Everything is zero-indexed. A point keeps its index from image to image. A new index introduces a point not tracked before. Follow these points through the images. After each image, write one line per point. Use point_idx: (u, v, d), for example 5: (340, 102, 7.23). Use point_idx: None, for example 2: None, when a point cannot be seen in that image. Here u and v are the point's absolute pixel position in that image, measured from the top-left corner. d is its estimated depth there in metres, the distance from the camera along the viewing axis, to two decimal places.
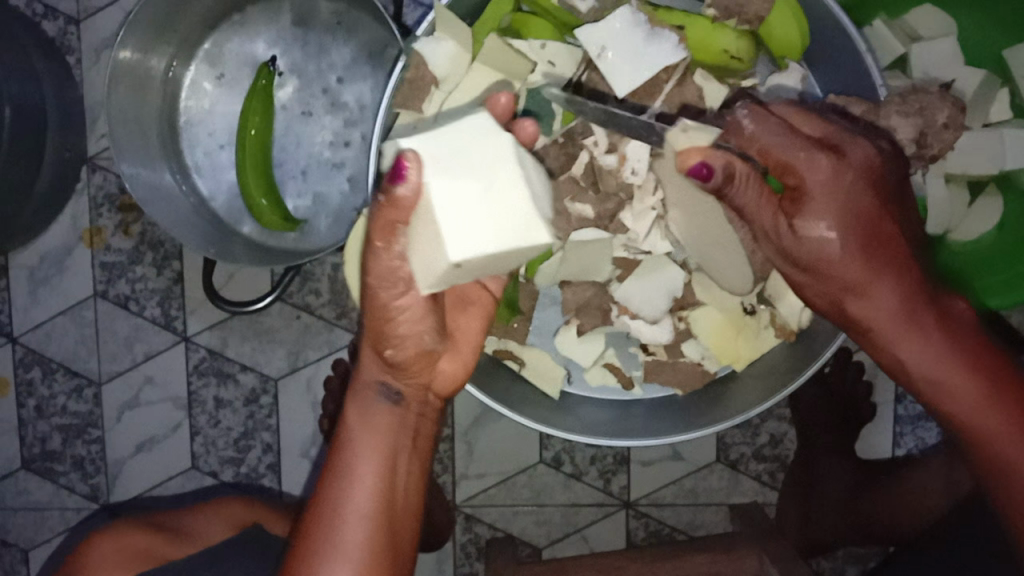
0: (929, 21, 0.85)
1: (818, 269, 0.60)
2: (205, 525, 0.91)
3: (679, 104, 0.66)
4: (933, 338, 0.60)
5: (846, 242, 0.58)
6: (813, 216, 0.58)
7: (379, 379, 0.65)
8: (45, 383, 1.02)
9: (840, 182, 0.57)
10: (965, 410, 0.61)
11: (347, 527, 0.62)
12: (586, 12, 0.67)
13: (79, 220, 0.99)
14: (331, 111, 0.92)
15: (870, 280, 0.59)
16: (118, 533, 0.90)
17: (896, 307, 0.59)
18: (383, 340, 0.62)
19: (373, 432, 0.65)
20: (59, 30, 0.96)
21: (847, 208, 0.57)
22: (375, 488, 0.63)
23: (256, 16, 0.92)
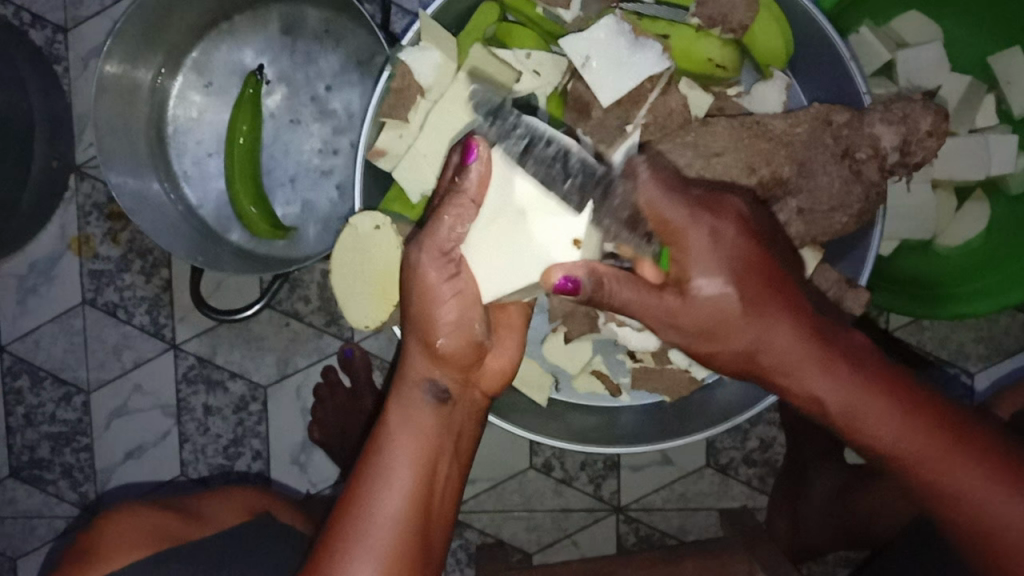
0: (916, 26, 0.86)
1: (722, 326, 0.56)
2: (221, 513, 0.84)
3: (664, 114, 0.66)
4: (854, 377, 0.57)
5: (733, 294, 0.55)
6: (700, 272, 0.55)
7: (423, 381, 0.62)
8: (34, 391, 1.01)
9: (717, 235, 0.55)
10: (902, 443, 0.57)
11: (373, 535, 0.57)
12: (572, 22, 0.66)
13: (68, 228, 0.99)
14: (319, 118, 0.92)
15: (772, 329, 0.56)
16: (133, 514, 0.81)
17: (804, 359, 0.56)
18: (432, 331, 0.59)
19: (411, 433, 0.60)
20: (47, 38, 0.96)
21: (730, 259, 0.55)
22: (407, 495, 0.59)
23: (244, 23, 0.92)
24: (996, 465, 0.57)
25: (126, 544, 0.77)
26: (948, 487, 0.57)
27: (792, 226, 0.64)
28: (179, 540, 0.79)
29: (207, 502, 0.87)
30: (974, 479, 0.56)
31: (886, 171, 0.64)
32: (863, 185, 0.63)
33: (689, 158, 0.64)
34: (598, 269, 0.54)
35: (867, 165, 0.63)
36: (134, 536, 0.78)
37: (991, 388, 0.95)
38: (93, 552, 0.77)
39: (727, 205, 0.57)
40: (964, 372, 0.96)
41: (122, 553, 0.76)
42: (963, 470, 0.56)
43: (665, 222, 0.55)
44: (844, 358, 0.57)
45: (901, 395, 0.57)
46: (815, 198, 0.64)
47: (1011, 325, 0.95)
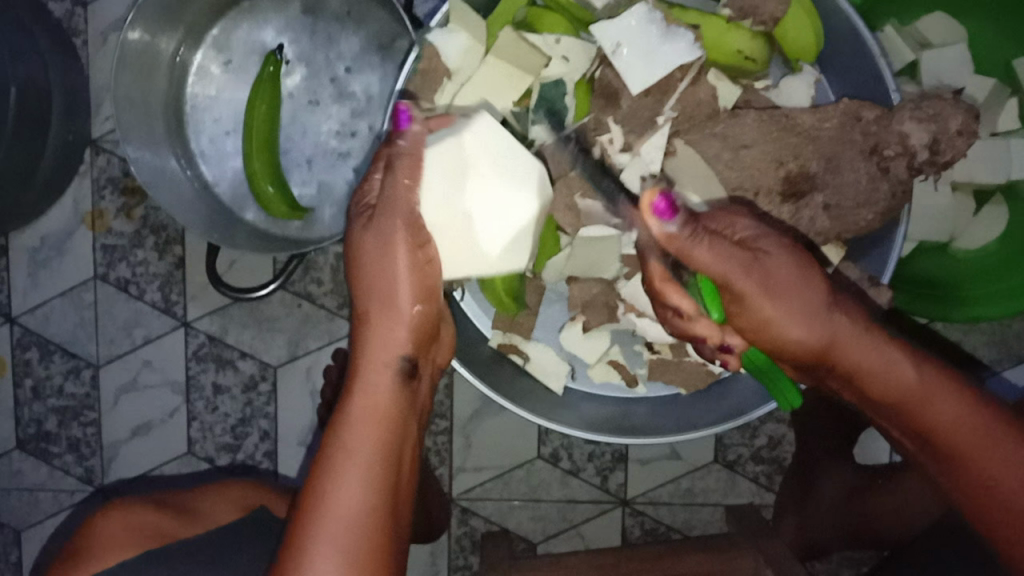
0: (941, 27, 0.86)
1: (790, 299, 0.57)
2: (217, 508, 0.84)
3: (693, 105, 0.65)
4: (903, 350, 0.60)
5: (800, 267, 0.58)
6: (768, 249, 0.58)
7: (390, 361, 0.58)
8: (43, 364, 1.01)
9: (767, 229, 0.59)
10: (937, 402, 0.60)
11: (335, 539, 0.52)
12: (601, 8, 0.65)
13: (82, 202, 0.98)
14: (337, 100, 0.92)
15: (822, 306, 0.58)
16: (125, 513, 0.81)
17: (862, 326, 0.59)
18: (393, 291, 0.57)
19: (371, 411, 0.56)
20: (66, 11, 0.96)
21: (784, 251, 0.58)
22: (367, 487, 0.54)
23: (265, 2, 0.91)
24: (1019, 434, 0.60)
25: (113, 544, 0.78)
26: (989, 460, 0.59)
27: (817, 223, 0.64)
28: (169, 539, 0.79)
29: (201, 496, 0.86)
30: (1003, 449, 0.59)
31: (915, 170, 0.63)
32: (890, 182, 0.63)
33: (716, 150, 0.64)
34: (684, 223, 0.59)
35: (896, 163, 0.63)
36: (121, 535, 0.79)
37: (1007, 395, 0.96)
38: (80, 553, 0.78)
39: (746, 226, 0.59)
40: (976, 376, 0.96)
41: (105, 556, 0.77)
42: (981, 439, 0.59)
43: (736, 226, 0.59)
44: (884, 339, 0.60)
45: (930, 370, 0.60)
46: (841, 193, 0.63)
47: None
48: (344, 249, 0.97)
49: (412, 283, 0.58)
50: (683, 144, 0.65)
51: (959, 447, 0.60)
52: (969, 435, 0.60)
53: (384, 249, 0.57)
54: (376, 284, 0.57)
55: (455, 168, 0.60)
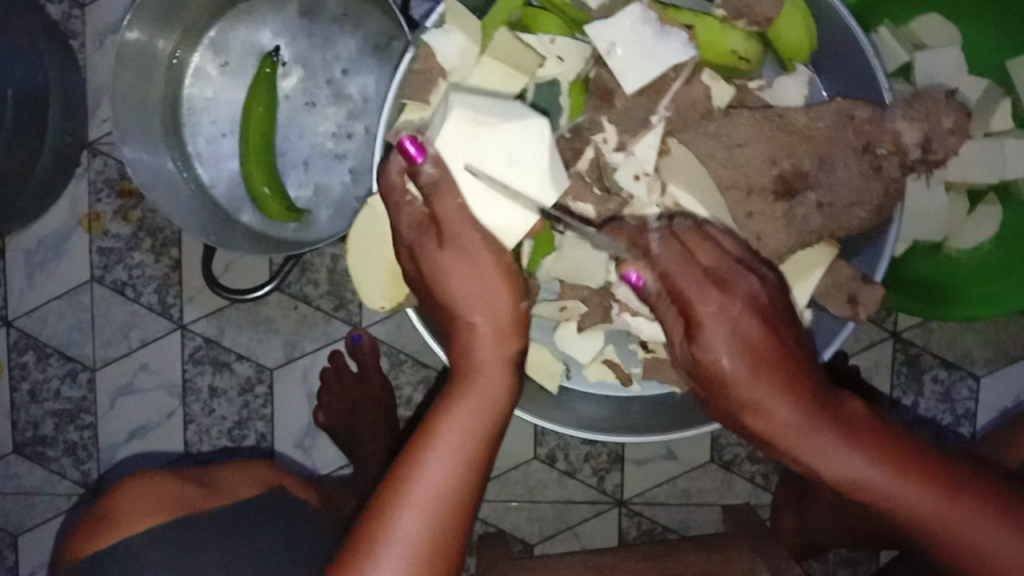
0: (934, 27, 0.87)
1: (731, 391, 0.57)
2: (240, 482, 0.85)
3: (688, 104, 0.65)
4: (865, 440, 0.56)
5: (745, 362, 0.56)
6: (714, 344, 0.56)
7: (501, 358, 0.60)
8: (39, 367, 1.01)
9: (732, 312, 0.56)
10: (915, 502, 0.56)
11: (422, 509, 0.55)
12: (596, 9, 0.65)
13: (78, 205, 0.98)
14: (334, 102, 0.92)
15: (767, 402, 0.56)
16: (152, 481, 0.82)
17: (808, 425, 0.56)
18: (462, 301, 0.60)
19: (476, 406, 0.58)
20: (63, 12, 0.96)
21: (738, 337, 0.56)
22: (456, 468, 0.56)
23: (262, 4, 0.91)
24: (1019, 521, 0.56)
25: (144, 515, 0.78)
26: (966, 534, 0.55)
27: (810, 221, 0.64)
28: (196, 510, 0.80)
29: (221, 469, 0.87)
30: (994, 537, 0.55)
31: (907, 167, 0.65)
32: (882, 180, 0.63)
33: (712, 149, 0.62)
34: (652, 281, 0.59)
35: (888, 161, 0.64)
36: (150, 507, 0.79)
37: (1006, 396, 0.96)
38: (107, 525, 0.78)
39: (750, 284, 0.58)
40: (971, 375, 0.97)
41: (137, 529, 0.77)
42: (971, 528, 0.55)
43: (682, 292, 0.57)
44: (852, 434, 0.56)
45: (900, 461, 0.56)
46: (835, 192, 0.63)
47: (1019, 331, 0.96)
48: (340, 251, 0.97)
49: (507, 281, 0.61)
50: (677, 143, 0.65)
51: (948, 540, 0.56)
52: (957, 528, 0.55)
53: (468, 260, 0.61)
54: (477, 282, 0.60)
55: (470, 154, 0.62)
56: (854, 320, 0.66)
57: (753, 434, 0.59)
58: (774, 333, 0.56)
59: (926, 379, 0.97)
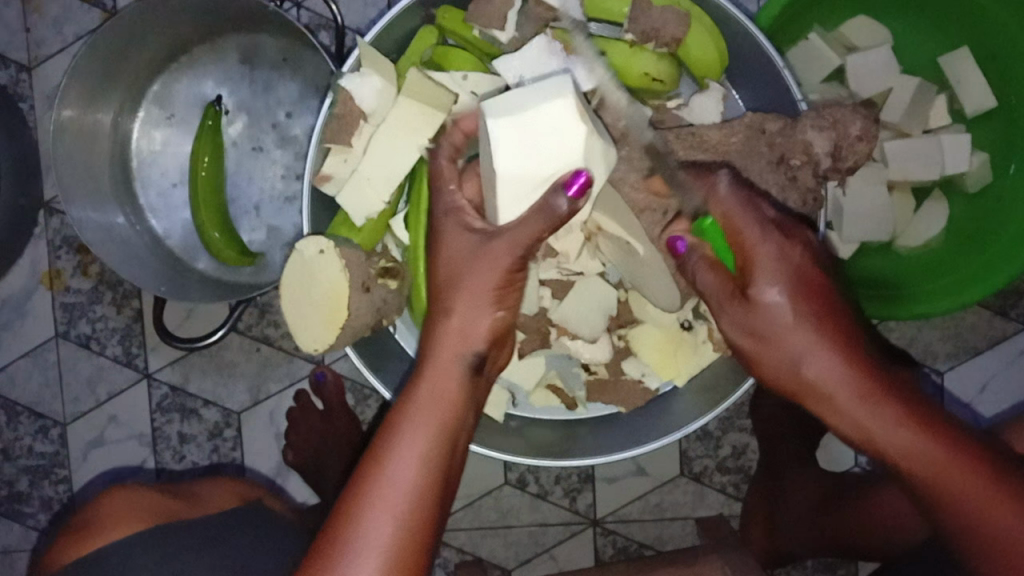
0: (866, 30, 0.88)
1: (772, 338, 0.56)
2: (216, 496, 0.83)
3: (601, 131, 0.63)
4: (907, 409, 0.54)
5: (794, 304, 0.55)
6: (763, 281, 0.56)
7: (459, 359, 0.58)
8: (11, 425, 1.02)
9: (787, 257, 0.56)
10: (960, 482, 0.53)
11: (390, 509, 0.52)
12: (508, 43, 0.66)
13: (38, 263, 1.00)
14: (280, 145, 0.94)
15: (811, 349, 0.55)
16: (129, 495, 0.78)
17: (854, 379, 0.55)
18: (454, 282, 0.59)
19: (441, 409, 0.56)
20: (11, 77, 0.98)
21: (795, 284, 0.56)
22: (425, 468, 0.53)
23: (203, 55, 0.93)
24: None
25: (128, 517, 0.75)
26: (1004, 526, 0.52)
27: None
28: (180, 517, 0.77)
29: (197, 489, 0.85)
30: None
31: (821, 177, 0.65)
32: (799, 190, 0.64)
33: (623, 172, 0.62)
34: (707, 248, 0.58)
35: (802, 171, 0.64)
36: (135, 510, 0.76)
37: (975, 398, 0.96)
38: (90, 529, 0.74)
39: (800, 240, 0.58)
40: (934, 371, 0.97)
41: (124, 526, 0.73)
42: (1013, 522, 0.52)
43: (741, 247, 0.57)
44: (900, 394, 0.55)
45: (946, 435, 0.54)
46: None
47: (976, 322, 0.96)
48: None
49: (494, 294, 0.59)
50: None
51: (985, 529, 0.52)
52: (999, 515, 0.52)
53: (458, 249, 0.60)
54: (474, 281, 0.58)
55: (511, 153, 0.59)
56: None
57: (799, 392, 0.58)
58: (828, 285, 0.57)
59: None
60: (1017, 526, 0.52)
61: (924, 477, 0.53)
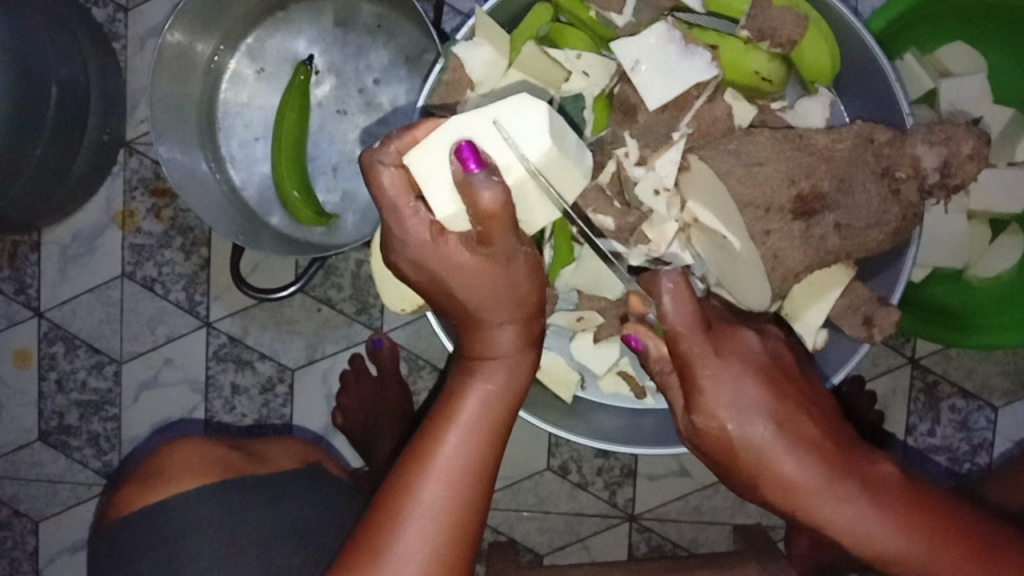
0: (961, 55, 0.87)
1: (737, 454, 0.59)
2: (280, 454, 0.84)
3: (709, 122, 0.67)
4: (869, 497, 0.58)
5: (754, 423, 0.58)
6: (719, 402, 0.58)
7: (523, 342, 0.62)
8: (68, 358, 1.04)
9: (737, 369, 0.59)
10: (920, 553, 0.58)
11: (441, 480, 0.57)
12: (623, 27, 0.68)
13: (113, 201, 1.01)
14: (365, 110, 0.94)
15: (779, 465, 0.58)
16: (199, 446, 0.80)
17: (817, 487, 0.58)
18: (464, 292, 0.59)
19: (500, 389, 0.61)
20: (108, 16, 1.00)
21: (756, 398, 0.58)
22: (474, 441, 0.59)
23: (299, 13, 0.94)
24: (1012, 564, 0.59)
25: (193, 470, 0.76)
26: None
27: (828, 240, 0.64)
28: (251, 471, 0.78)
29: (262, 445, 0.86)
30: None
31: (925, 192, 0.65)
32: (900, 203, 0.64)
33: (729, 165, 0.63)
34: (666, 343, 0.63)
35: (906, 184, 0.64)
36: (203, 463, 0.77)
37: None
38: (156, 480, 0.76)
39: (748, 340, 0.61)
40: (988, 406, 0.96)
41: (191, 479, 0.74)
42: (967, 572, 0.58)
43: (690, 357, 0.59)
44: (865, 487, 0.58)
45: (907, 513, 0.58)
46: (853, 214, 0.63)
47: None
48: (364, 256, 0.99)
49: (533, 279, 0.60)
50: (698, 159, 0.65)
51: None
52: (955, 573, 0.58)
53: (467, 273, 0.58)
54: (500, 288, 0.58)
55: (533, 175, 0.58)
56: (869, 341, 0.69)
57: (766, 496, 0.60)
58: (781, 388, 0.59)
59: (942, 406, 0.96)
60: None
61: (898, 561, 0.58)
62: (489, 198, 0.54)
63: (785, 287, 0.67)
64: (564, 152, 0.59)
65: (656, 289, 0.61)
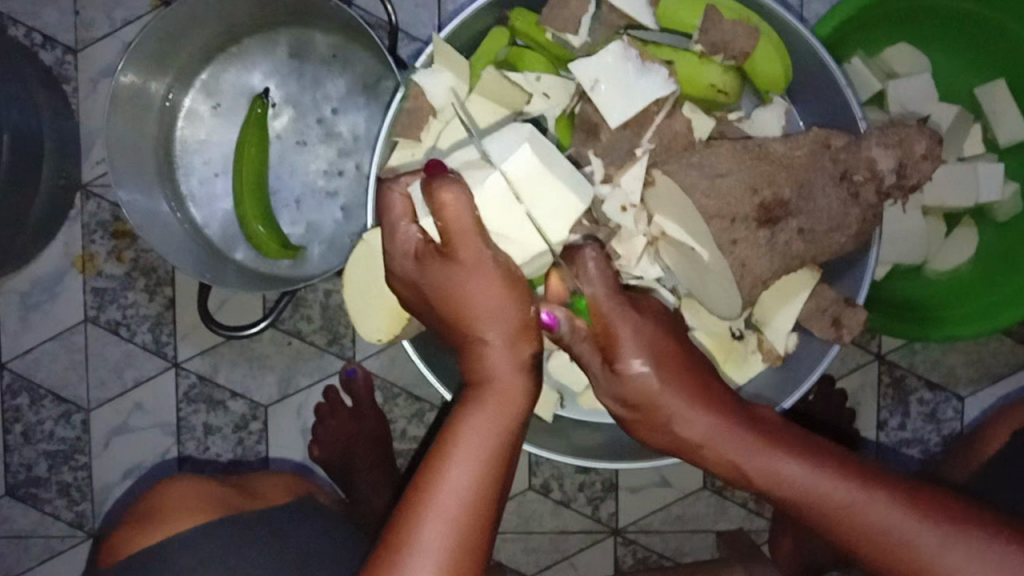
0: (905, 55, 0.89)
1: (644, 406, 0.61)
2: (270, 489, 0.85)
3: (670, 135, 0.68)
4: (774, 438, 0.61)
5: (657, 368, 0.60)
6: (627, 353, 0.60)
7: (513, 365, 0.59)
8: (33, 409, 1.01)
9: (641, 325, 0.62)
10: (840, 501, 0.58)
11: (445, 518, 0.54)
12: (580, 47, 0.69)
13: (72, 245, 0.99)
14: (325, 140, 0.94)
15: (681, 411, 0.60)
16: (191, 484, 0.80)
17: (723, 432, 0.60)
18: (464, 306, 0.58)
19: (493, 420, 0.57)
20: (57, 59, 0.98)
21: (650, 347, 0.61)
22: (478, 473, 0.56)
23: (253, 47, 0.94)
24: (945, 518, 0.57)
25: (184, 507, 0.76)
26: (912, 534, 0.56)
27: (792, 246, 0.65)
28: (242, 505, 0.78)
29: (251, 480, 0.86)
30: (938, 535, 0.56)
31: (884, 193, 0.66)
32: (860, 206, 0.65)
33: (694, 177, 0.64)
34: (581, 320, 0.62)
35: (864, 187, 0.65)
36: (195, 501, 0.77)
37: (979, 413, 0.98)
38: (151, 517, 0.76)
39: (650, 310, 0.65)
40: (955, 397, 0.98)
41: (185, 518, 0.75)
42: (918, 528, 0.56)
43: (609, 335, 0.61)
44: (760, 439, 0.60)
45: (819, 456, 0.59)
46: (814, 218, 0.65)
47: (1000, 349, 0.98)
48: (333, 286, 0.98)
49: (511, 285, 0.59)
50: (662, 174, 0.66)
51: (898, 538, 0.57)
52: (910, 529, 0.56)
53: (467, 280, 0.58)
54: (480, 295, 0.58)
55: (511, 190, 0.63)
56: (838, 342, 0.71)
57: (672, 450, 0.63)
58: (682, 345, 0.63)
59: (911, 399, 0.98)
60: (917, 529, 0.56)
61: (833, 518, 0.58)
62: (451, 194, 0.57)
63: (754, 293, 0.67)
64: (555, 183, 0.64)
65: (580, 261, 0.64)
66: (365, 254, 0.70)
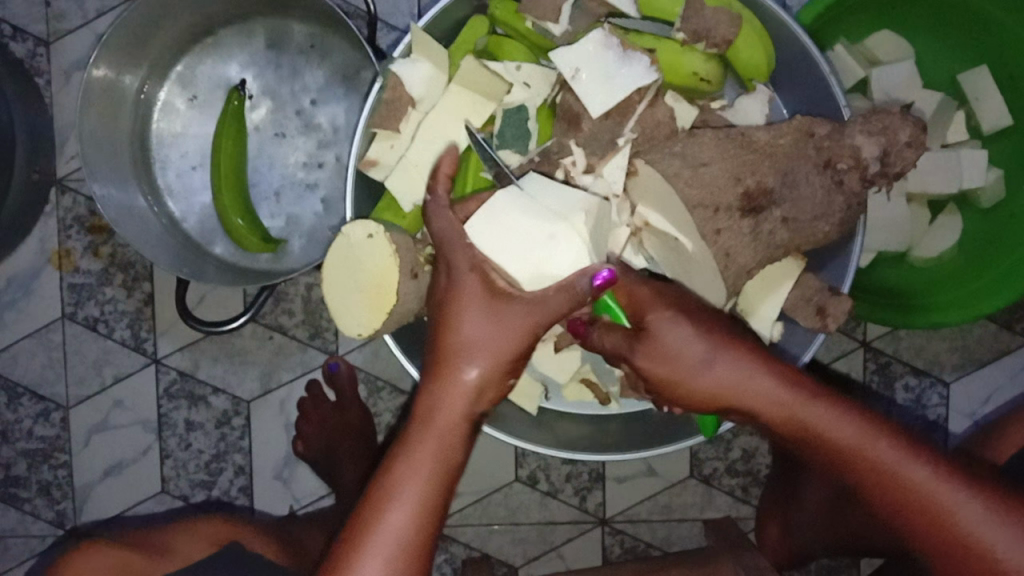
0: (890, 43, 0.88)
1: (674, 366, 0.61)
2: (190, 545, 0.84)
3: (653, 125, 0.67)
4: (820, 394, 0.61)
5: (690, 327, 0.61)
6: (662, 314, 0.61)
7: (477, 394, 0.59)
8: (11, 408, 1.00)
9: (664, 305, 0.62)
10: (877, 451, 0.59)
11: (381, 554, 0.55)
12: (561, 36, 0.68)
13: (47, 241, 0.98)
14: (304, 132, 0.92)
15: (719, 361, 0.61)
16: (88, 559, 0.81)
17: (763, 380, 0.60)
18: (454, 304, 0.58)
19: (438, 456, 0.58)
20: (28, 50, 0.96)
21: (676, 310, 0.62)
22: (419, 506, 0.57)
23: (229, 37, 0.92)
24: (977, 489, 0.58)
25: None
26: (951, 501, 0.57)
27: (777, 235, 0.65)
28: None
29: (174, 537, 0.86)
30: (982, 512, 0.57)
31: (868, 181, 0.66)
32: (845, 194, 0.65)
33: (677, 167, 0.63)
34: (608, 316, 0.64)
35: (848, 175, 0.65)
36: None
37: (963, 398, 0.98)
38: None
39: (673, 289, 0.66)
40: (940, 383, 0.98)
41: None
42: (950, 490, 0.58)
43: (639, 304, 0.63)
44: (805, 390, 0.61)
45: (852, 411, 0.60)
46: (799, 207, 0.64)
47: (983, 335, 0.98)
48: (314, 280, 0.97)
49: (497, 303, 0.58)
50: (644, 163, 0.65)
51: (942, 497, 0.58)
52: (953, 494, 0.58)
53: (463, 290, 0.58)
54: (470, 295, 0.58)
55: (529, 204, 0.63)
56: (824, 331, 0.70)
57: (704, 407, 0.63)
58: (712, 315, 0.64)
59: (896, 385, 0.98)
60: (955, 494, 0.58)
61: (878, 471, 0.59)
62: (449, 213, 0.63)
63: (739, 283, 0.67)
64: (567, 200, 0.64)
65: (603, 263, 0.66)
66: (343, 243, 0.68)
